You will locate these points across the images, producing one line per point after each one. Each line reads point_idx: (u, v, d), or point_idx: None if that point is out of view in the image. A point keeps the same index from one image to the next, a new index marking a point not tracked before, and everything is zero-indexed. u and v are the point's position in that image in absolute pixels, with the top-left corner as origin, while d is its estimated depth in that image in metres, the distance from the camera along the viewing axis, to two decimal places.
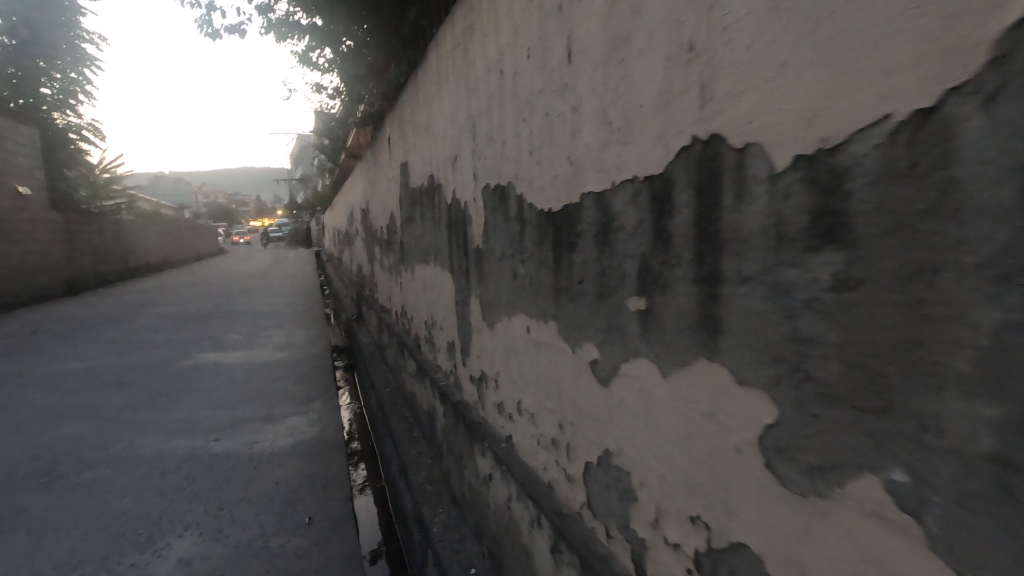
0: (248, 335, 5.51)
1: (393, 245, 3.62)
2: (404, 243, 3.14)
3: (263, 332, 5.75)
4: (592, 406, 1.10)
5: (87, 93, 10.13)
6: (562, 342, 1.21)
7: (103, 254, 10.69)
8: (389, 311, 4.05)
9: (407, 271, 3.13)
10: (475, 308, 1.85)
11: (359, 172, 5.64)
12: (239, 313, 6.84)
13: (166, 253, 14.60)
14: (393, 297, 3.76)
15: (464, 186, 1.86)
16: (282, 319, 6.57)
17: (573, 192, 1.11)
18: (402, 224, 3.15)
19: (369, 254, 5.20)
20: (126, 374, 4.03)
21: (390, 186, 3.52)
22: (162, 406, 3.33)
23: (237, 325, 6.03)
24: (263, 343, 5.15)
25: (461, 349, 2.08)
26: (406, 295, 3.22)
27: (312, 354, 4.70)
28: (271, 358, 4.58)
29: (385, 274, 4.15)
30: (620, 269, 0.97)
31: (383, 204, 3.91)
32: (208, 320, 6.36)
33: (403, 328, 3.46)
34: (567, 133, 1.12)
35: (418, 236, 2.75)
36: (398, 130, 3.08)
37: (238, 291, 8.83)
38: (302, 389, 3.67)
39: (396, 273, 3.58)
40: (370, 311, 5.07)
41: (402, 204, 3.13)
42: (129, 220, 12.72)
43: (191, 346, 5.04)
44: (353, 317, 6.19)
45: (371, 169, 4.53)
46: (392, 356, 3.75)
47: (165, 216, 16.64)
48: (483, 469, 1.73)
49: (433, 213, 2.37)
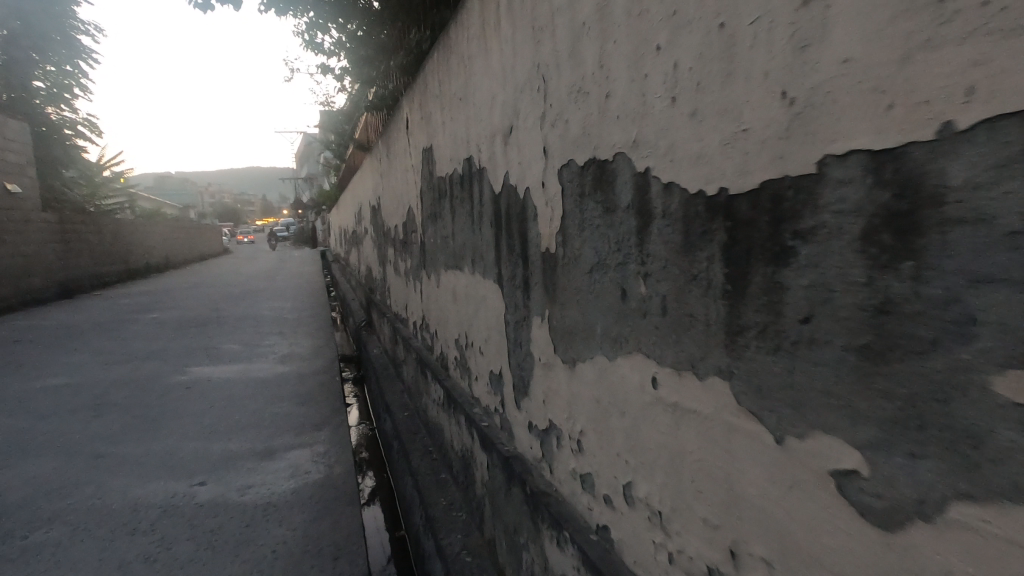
0: (249, 345, 5.03)
1: (410, 247, 3.14)
2: (426, 244, 2.66)
3: (265, 340, 5.27)
4: (832, 551, 0.60)
5: (84, 87, 9.69)
6: (742, 417, 0.72)
7: (101, 256, 10.23)
8: (405, 321, 3.57)
9: (430, 278, 2.64)
10: (538, 333, 1.37)
11: (367, 167, 5.15)
12: (239, 319, 6.36)
13: (167, 254, 14.15)
14: (411, 305, 3.28)
15: (522, 168, 1.38)
16: (285, 325, 6.08)
17: (793, 159, 0.61)
18: (423, 222, 2.67)
19: (380, 256, 4.71)
20: (106, 394, 3.55)
21: (407, 179, 3.04)
22: (143, 436, 2.85)
23: (236, 333, 5.55)
24: (265, 354, 4.66)
25: (511, 383, 1.60)
26: (428, 306, 2.74)
27: (318, 368, 4.21)
28: (272, 372, 4.09)
29: (400, 280, 3.66)
30: (965, 311, 0.46)
31: (398, 200, 3.43)
32: (206, 326, 5.89)
33: (423, 343, 2.98)
34: (776, 53, 0.62)
35: (445, 236, 2.27)
36: (419, 110, 2.60)
37: (240, 295, 8.37)
38: (307, 412, 3.19)
39: (414, 280, 3.09)
40: (382, 318, 4.59)
41: (423, 198, 2.64)
42: (128, 219, 12.26)
43: (185, 358, 4.56)
44: (363, 324, 5.70)
45: (383, 161, 4.04)
46: (410, 373, 3.27)
47: (167, 215, 16.18)
48: (556, 563, 1.23)
49: (469, 208, 1.88)
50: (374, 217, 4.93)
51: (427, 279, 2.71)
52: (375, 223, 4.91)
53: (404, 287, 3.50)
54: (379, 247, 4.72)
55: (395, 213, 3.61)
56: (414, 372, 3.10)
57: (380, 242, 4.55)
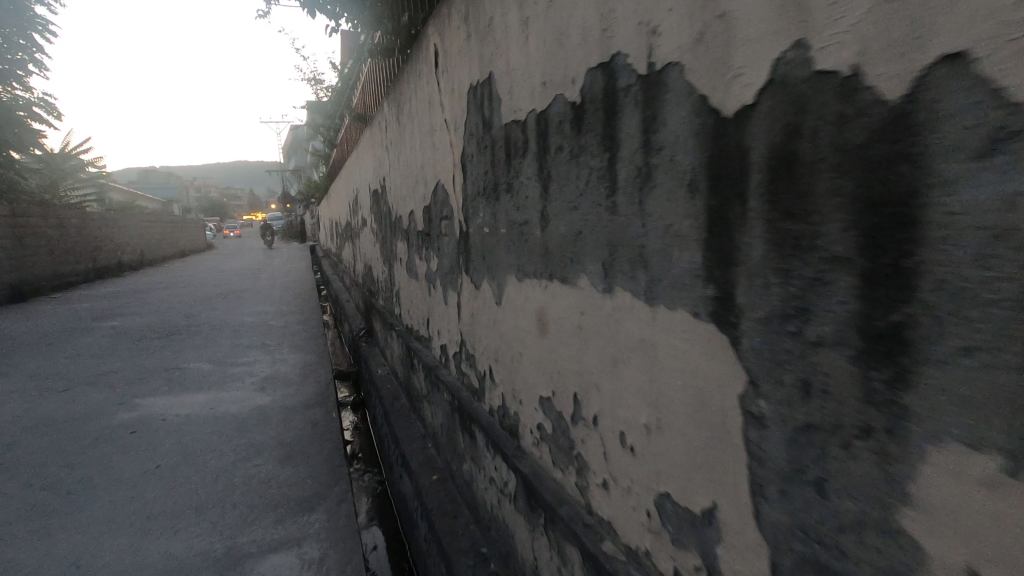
0: (223, 363, 4.09)
1: (438, 241, 2.22)
2: (473, 240, 1.75)
3: (243, 356, 4.32)
4: None
5: (38, 63, 8.59)
6: None
7: (62, 254, 9.16)
8: (426, 340, 2.66)
9: (479, 290, 1.73)
10: (965, 495, 0.46)
11: (367, 144, 4.20)
12: (214, 327, 5.39)
13: (142, 250, 13.05)
14: (438, 322, 2.37)
15: (914, 9, 0.47)
16: (269, 335, 5.13)
17: None
18: (468, 206, 1.76)
19: (384, 252, 3.78)
20: (18, 447, 2.61)
21: (434, 143, 2.12)
22: (50, 529, 1.92)
23: (209, 346, 4.60)
24: (241, 377, 3.72)
25: (753, 555, 0.70)
26: (474, 331, 1.83)
27: (308, 397, 3.30)
28: (247, 406, 3.15)
29: (418, 287, 2.74)
30: None
31: (416, 179, 2.51)
32: (173, 338, 4.94)
33: (460, 379, 2.07)
34: None
35: (521, 225, 1.36)
36: (463, 30, 1.67)
37: (219, 296, 7.40)
38: (293, 475, 2.27)
39: (445, 290, 2.18)
40: (387, 331, 3.67)
41: (469, 167, 1.72)
42: (96, 214, 11.17)
43: (137, 383, 3.60)
44: (362, 334, 4.76)
45: (390, 130, 3.11)
46: (435, 416, 2.36)
47: (143, 209, 15.05)
48: None
49: (601, 167, 0.97)
50: (375, 203, 3.99)
51: (473, 290, 1.80)
52: (377, 211, 3.98)
53: (426, 297, 2.57)
54: (383, 244, 3.79)
55: (410, 197, 2.68)
56: (445, 420, 2.18)
57: (385, 235, 3.62)
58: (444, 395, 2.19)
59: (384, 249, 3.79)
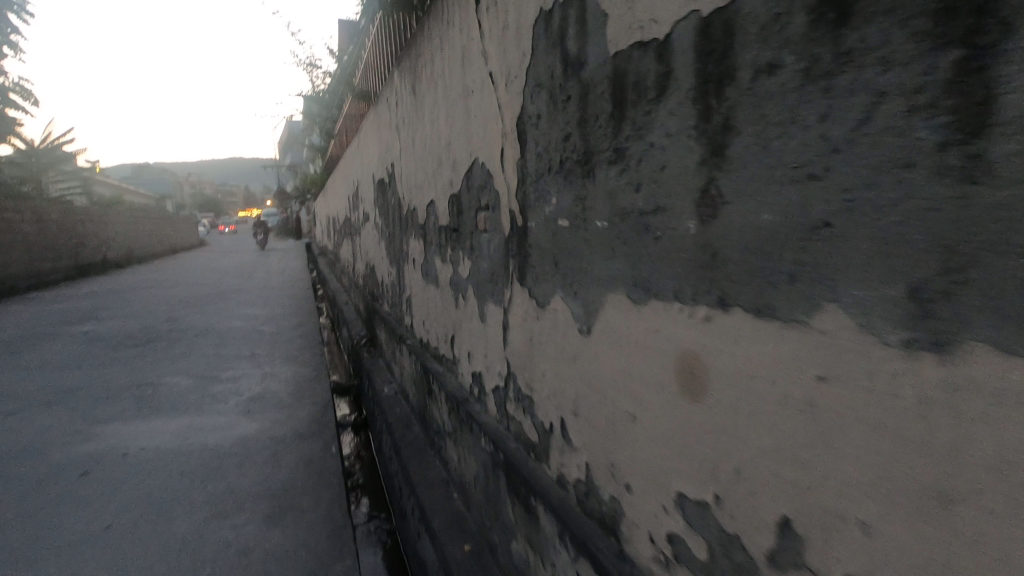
0: (206, 378, 3.56)
1: (473, 239, 1.71)
2: (536, 237, 1.24)
3: (228, 368, 3.79)
4: None
5: (13, 46, 8.01)
6: None
7: (40, 250, 8.60)
8: (450, 360, 2.14)
9: (546, 306, 1.22)
10: None
11: (371, 127, 3.67)
12: (199, 333, 4.87)
13: (130, 247, 12.50)
14: (469, 342, 1.86)
15: None
16: (259, 343, 4.60)
17: None
18: (528, 190, 1.25)
19: (391, 250, 3.25)
20: None
21: (470, 109, 1.61)
22: None
23: (191, 357, 4.07)
24: (225, 396, 3.20)
25: None
26: (532, 363, 1.32)
27: (303, 423, 2.78)
28: (229, 436, 2.63)
29: (438, 294, 2.22)
30: None
31: (440, 161, 1.99)
32: (152, 346, 4.40)
33: (505, 423, 1.56)
34: None
35: (645, 213, 0.84)
36: None
37: (208, 297, 6.87)
38: (279, 561, 1.77)
39: (482, 303, 1.67)
40: (395, 342, 3.15)
41: (533, 135, 1.21)
42: (79, 208, 10.60)
43: (102, 404, 3.07)
44: (363, 343, 4.23)
45: (403, 104, 2.58)
46: (465, 463, 1.84)
47: (132, 204, 14.46)
48: None
49: (932, 90, 0.47)
50: (380, 193, 3.47)
51: (533, 307, 1.29)
52: (382, 204, 3.46)
53: (450, 309, 2.06)
54: (390, 241, 3.27)
55: (430, 184, 2.16)
56: (481, 473, 1.67)
57: (394, 229, 3.09)
58: (479, 440, 1.68)
59: (390, 246, 3.26)
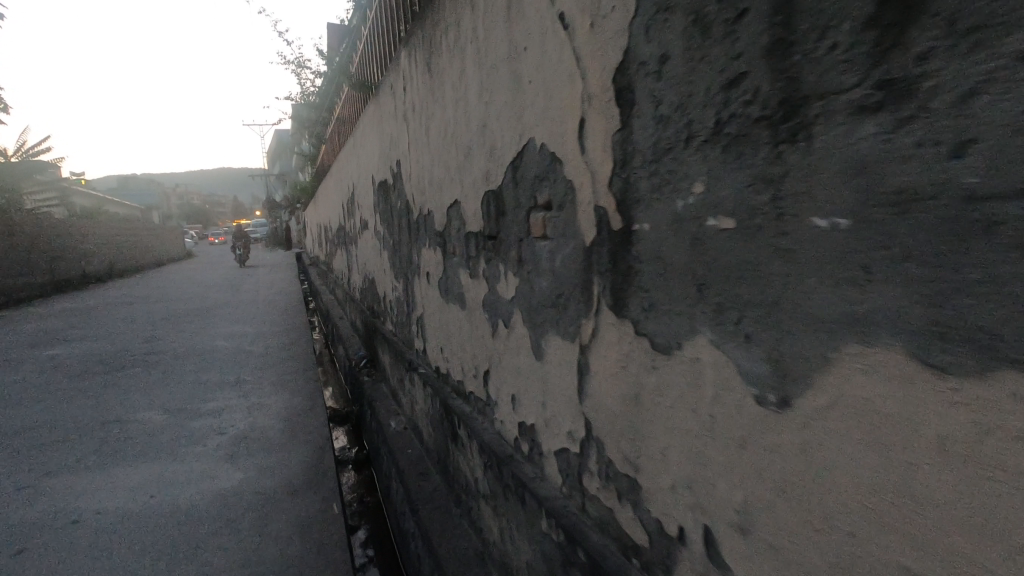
0: (182, 411, 3.10)
1: (524, 250, 1.29)
2: (653, 247, 0.82)
3: (209, 399, 3.32)
4: None
5: None
6: None
7: (9, 265, 8.02)
8: (481, 400, 1.72)
9: (673, 353, 0.80)
10: None
11: (370, 123, 3.25)
12: (179, 356, 4.40)
13: (110, 260, 11.91)
14: (514, 383, 1.43)
15: None
16: (246, 365, 4.14)
17: None
18: (639, 175, 0.83)
19: (397, 261, 2.82)
20: None
21: (522, 74, 1.20)
22: None
23: (167, 386, 3.60)
24: (204, 436, 2.74)
25: None
26: (639, 432, 0.89)
27: (298, 470, 2.33)
28: (206, 492, 2.18)
29: (464, 316, 1.79)
30: None
31: (469, 151, 1.58)
32: (124, 373, 3.91)
33: (579, 502, 1.13)
34: None
35: (986, 197, 0.43)
36: None
37: (191, 313, 6.37)
38: None
39: (539, 335, 1.25)
40: (403, 369, 2.72)
41: (650, 92, 0.80)
42: (55, 219, 10.07)
43: (57, 449, 2.60)
44: (363, 365, 3.78)
45: (413, 89, 2.16)
46: (512, 542, 1.40)
47: (114, 214, 13.91)
48: None
49: None
50: (381, 198, 3.05)
51: (645, 350, 0.87)
52: (385, 209, 3.03)
53: (484, 337, 1.63)
54: (395, 254, 2.85)
55: (454, 181, 1.74)
56: (541, 564, 1.24)
57: (401, 238, 2.66)
58: (535, 519, 1.25)
59: (396, 257, 2.83)
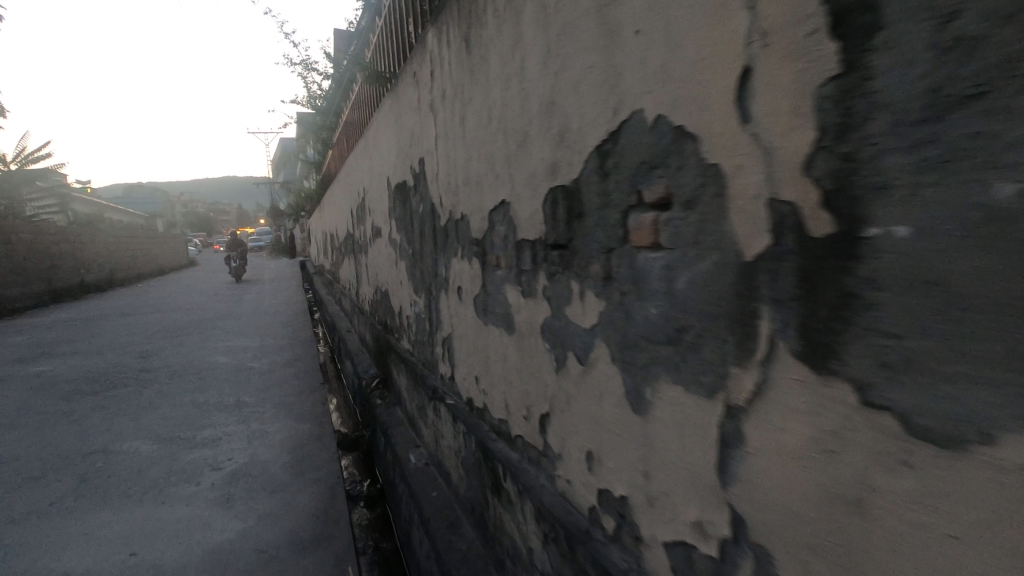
0: (175, 441, 2.77)
1: (616, 263, 0.96)
2: (919, 264, 0.49)
3: (204, 425, 2.98)
4: None
5: None
6: None
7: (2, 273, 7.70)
8: (535, 448, 1.39)
9: (973, 449, 0.47)
10: None
11: (386, 120, 2.94)
12: (176, 373, 4.08)
13: (110, 268, 11.60)
14: (590, 436, 1.10)
15: None
16: (246, 385, 3.80)
17: None
18: (888, 147, 0.51)
19: (418, 274, 2.49)
20: None
21: (621, 23, 0.88)
22: None
23: (159, 409, 3.26)
24: (199, 471, 2.41)
25: None
26: (864, 561, 0.56)
27: (305, 519, 1.99)
28: (198, 548, 1.85)
29: (511, 343, 1.46)
30: None
31: (527, 138, 1.26)
32: (113, 395, 3.58)
33: None
34: None
35: None
36: None
37: (189, 326, 6.04)
38: None
39: (641, 380, 0.91)
40: (424, 395, 2.39)
41: (932, 2, 0.47)
42: (54, 227, 9.79)
43: (29, 490, 2.27)
44: (374, 386, 3.45)
45: (443, 72, 1.84)
46: None
47: (116, 222, 13.63)
48: None
49: None
50: (400, 202, 2.73)
51: (886, 433, 0.53)
52: (403, 214, 2.71)
53: (542, 371, 1.29)
54: (416, 265, 2.52)
55: (502, 177, 1.41)
56: None
57: (424, 247, 2.34)
58: None
59: (416, 269, 2.50)
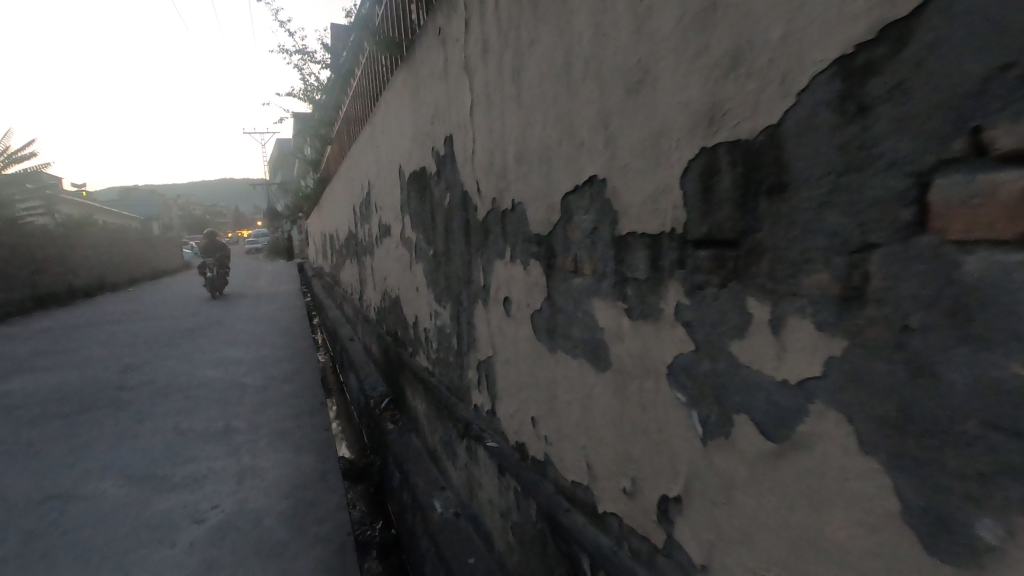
0: (149, 483, 2.35)
1: (884, 274, 0.52)
2: None
3: (188, 462, 2.54)
4: None
5: None
6: None
7: None
8: (645, 539, 0.95)
9: None
10: None
11: (399, 98, 2.49)
12: (159, 393, 3.64)
13: (100, 273, 11.15)
14: (782, 559, 0.66)
15: None
16: (238, 407, 3.35)
17: None
18: None
19: (442, 281, 2.05)
20: None
21: None
22: None
23: (136, 441, 2.82)
24: (176, 532, 2.01)
25: None
26: None
27: None
28: None
29: (601, 384, 1.02)
30: None
31: (647, 79, 0.82)
32: (86, 421, 3.13)
33: None
34: None
35: None
36: None
37: (179, 336, 5.59)
38: None
39: (966, 497, 0.47)
40: (452, 428, 1.94)
41: None
42: (36, 231, 9.28)
43: None
44: (384, 407, 2.99)
45: (483, 16, 1.40)
46: None
47: (107, 225, 13.14)
48: None
49: None
50: (418, 194, 2.28)
51: None
52: (420, 209, 2.27)
53: (665, 433, 0.85)
54: (439, 270, 2.07)
55: (594, 143, 0.97)
56: None
57: (451, 249, 1.90)
58: None
59: (440, 275, 2.06)
